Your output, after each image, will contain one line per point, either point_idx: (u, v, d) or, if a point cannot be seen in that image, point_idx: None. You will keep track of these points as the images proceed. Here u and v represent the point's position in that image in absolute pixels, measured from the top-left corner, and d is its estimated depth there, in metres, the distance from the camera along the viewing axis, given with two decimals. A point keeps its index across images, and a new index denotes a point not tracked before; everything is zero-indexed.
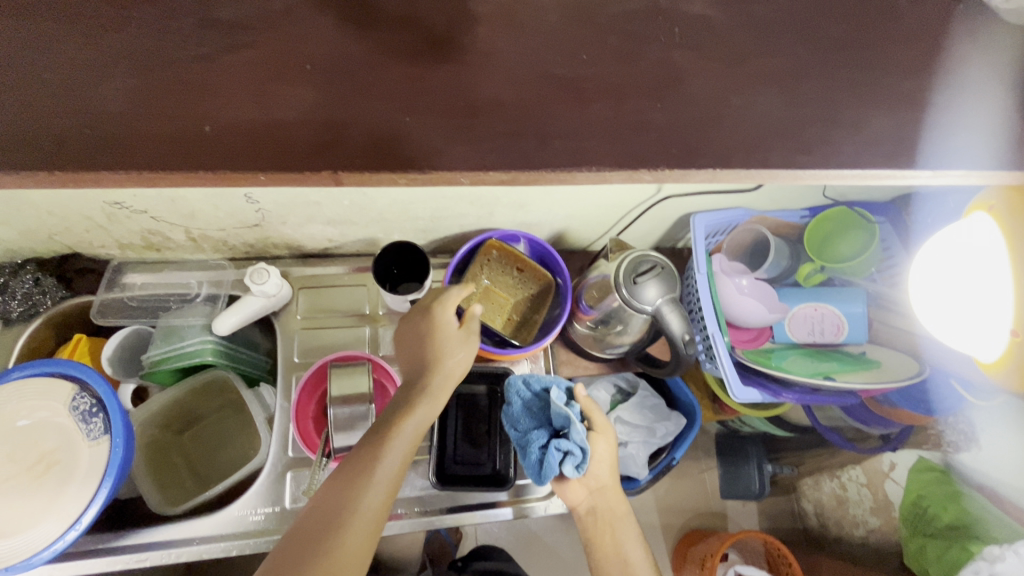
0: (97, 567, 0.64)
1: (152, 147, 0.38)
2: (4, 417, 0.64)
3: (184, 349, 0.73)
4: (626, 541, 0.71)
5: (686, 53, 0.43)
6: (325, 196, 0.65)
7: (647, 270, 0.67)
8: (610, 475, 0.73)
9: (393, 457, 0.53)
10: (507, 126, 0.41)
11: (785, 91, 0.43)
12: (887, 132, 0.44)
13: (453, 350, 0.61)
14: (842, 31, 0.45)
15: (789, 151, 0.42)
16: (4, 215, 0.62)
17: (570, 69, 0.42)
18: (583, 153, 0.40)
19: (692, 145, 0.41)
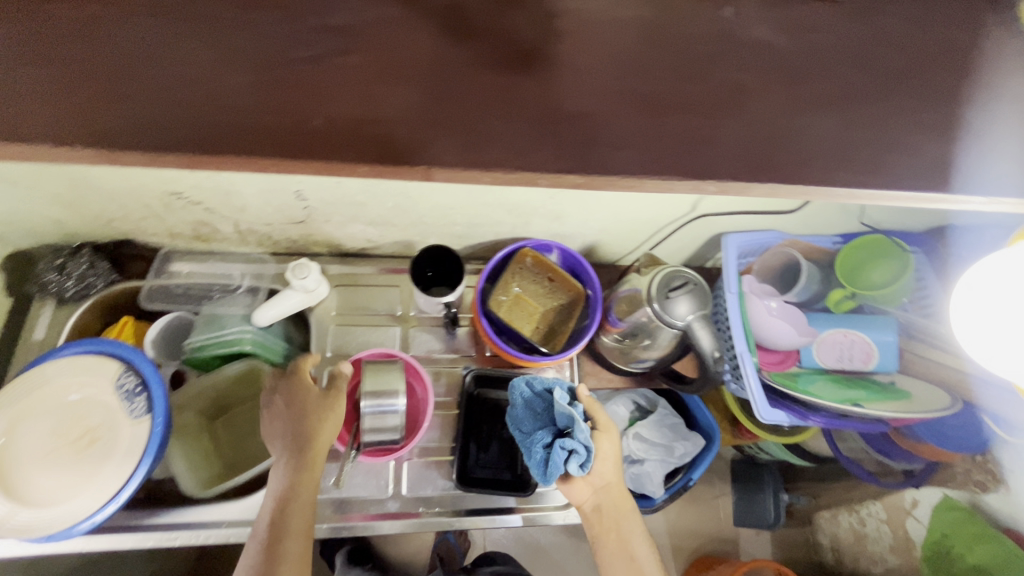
0: (131, 542, 0.67)
1: (221, 136, 0.40)
2: (57, 391, 0.67)
3: (224, 337, 0.76)
4: (631, 536, 0.73)
5: (740, 75, 0.45)
6: (370, 197, 0.68)
7: (679, 286, 0.68)
8: (614, 473, 0.74)
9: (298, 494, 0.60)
10: (561, 135, 0.42)
11: (834, 117, 0.44)
12: (933, 159, 0.44)
13: (324, 410, 0.64)
14: (893, 61, 0.46)
15: (837, 172, 0.43)
16: (71, 199, 0.66)
17: (625, 84, 0.43)
18: (634, 165, 0.42)
19: (743, 163, 0.42)
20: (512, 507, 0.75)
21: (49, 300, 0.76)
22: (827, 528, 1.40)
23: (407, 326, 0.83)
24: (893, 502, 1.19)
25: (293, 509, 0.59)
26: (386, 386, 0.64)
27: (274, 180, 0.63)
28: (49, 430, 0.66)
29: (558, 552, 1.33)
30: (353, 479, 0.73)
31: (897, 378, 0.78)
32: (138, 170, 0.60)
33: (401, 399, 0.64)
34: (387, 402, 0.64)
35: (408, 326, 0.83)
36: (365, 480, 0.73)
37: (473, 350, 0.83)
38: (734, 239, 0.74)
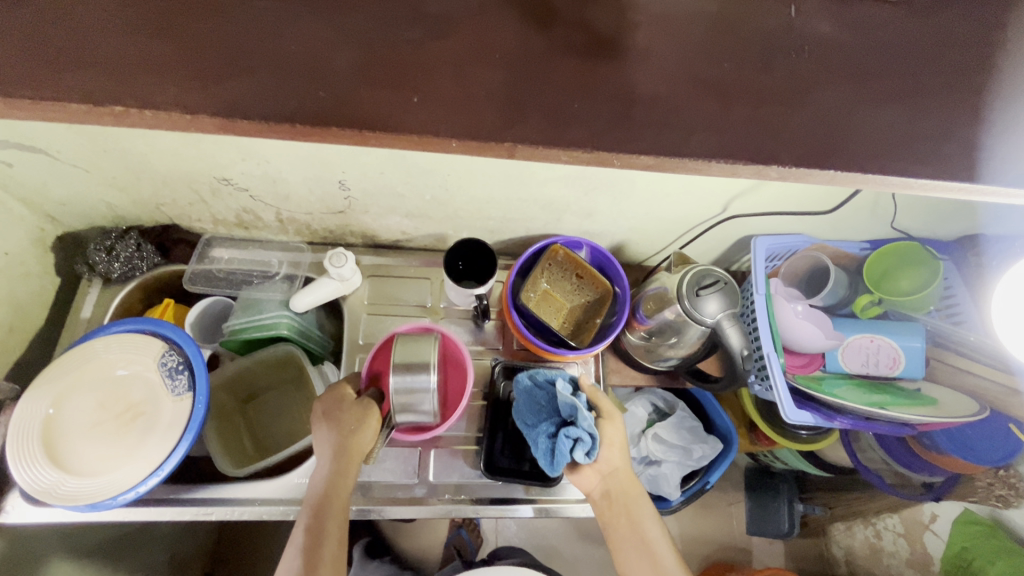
0: (169, 515, 0.69)
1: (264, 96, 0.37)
2: (106, 365, 0.70)
3: (262, 321, 0.78)
4: (643, 519, 0.72)
5: (804, 64, 0.43)
6: (410, 188, 0.70)
7: (709, 284, 0.69)
8: (622, 459, 0.73)
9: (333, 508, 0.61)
10: (626, 115, 0.40)
11: (896, 110, 0.43)
12: (1003, 153, 0.42)
13: (355, 421, 0.64)
14: (954, 50, 0.45)
15: (898, 164, 0.41)
16: (125, 182, 0.69)
17: (686, 67, 0.42)
18: (697, 144, 0.40)
19: (806, 146, 0.41)
20: (522, 498, 0.77)
21: (97, 280, 0.79)
22: (842, 540, 1.39)
23: (437, 318, 0.85)
24: (910, 515, 1.18)
25: (328, 520, 0.61)
26: (418, 359, 0.63)
27: (320, 169, 0.65)
28: (94, 404, 0.69)
29: (570, 552, 1.34)
30: (382, 463, 0.75)
31: (924, 385, 0.78)
32: (192, 156, 0.63)
33: (429, 376, 0.62)
34: (417, 377, 0.62)
35: (438, 318, 0.85)
36: (393, 465, 0.75)
37: (500, 343, 0.85)
38: (764, 240, 0.75)
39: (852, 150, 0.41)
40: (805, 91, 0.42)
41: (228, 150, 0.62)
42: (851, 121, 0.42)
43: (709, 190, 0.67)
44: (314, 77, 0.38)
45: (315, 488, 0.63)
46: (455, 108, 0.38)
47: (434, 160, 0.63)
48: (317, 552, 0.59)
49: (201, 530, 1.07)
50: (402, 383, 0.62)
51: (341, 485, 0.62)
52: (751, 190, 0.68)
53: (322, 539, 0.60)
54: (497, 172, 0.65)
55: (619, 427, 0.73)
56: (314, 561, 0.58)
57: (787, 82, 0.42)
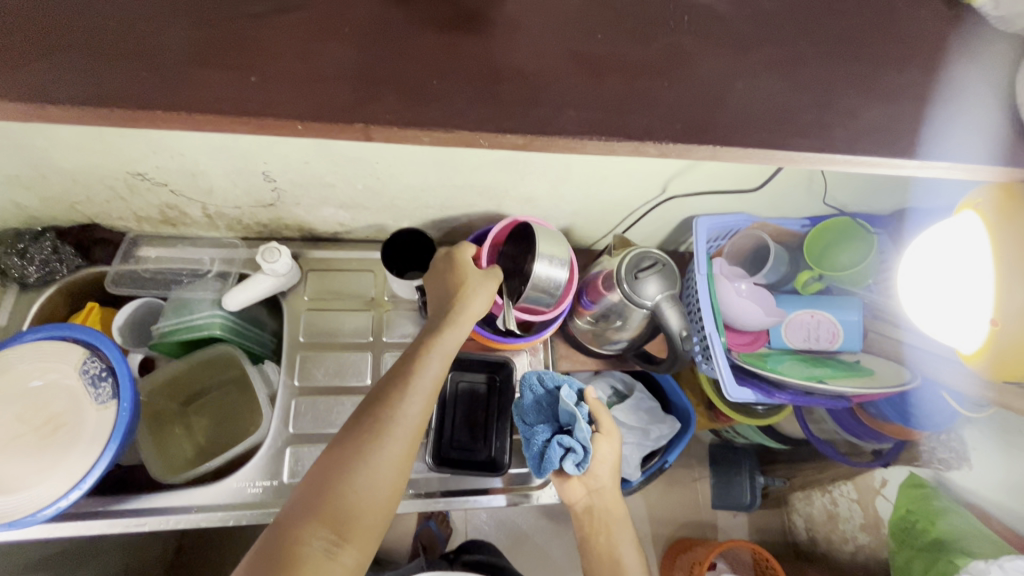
0: (99, 528, 0.66)
1: (139, 86, 0.35)
2: (19, 377, 0.66)
3: (193, 322, 0.74)
4: (619, 540, 0.75)
5: (714, 37, 0.42)
6: (340, 178, 0.67)
7: (648, 267, 0.69)
8: (610, 479, 0.75)
9: (433, 367, 0.57)
10: (527, 94, 0.38)
11: (808, 81, 0.42)
12: (909, 123, 0.42)
13: (469, 289, 0.62)
14: (863, 22, 0.44)
15: (810, 137, 0.40)
16: (30, 180, 0.64)
17: (593, 46, 0.40)
18: (603, 123, 0.38)
19: (716, 122, 0.40)
20: (497, 486, 0.76)
21: (11, 287, 0.74)
22: (802, 509, 1.44)
23: (382, 311, 0.83)
24: (863, 481, 1.22)
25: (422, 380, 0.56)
26: (552, 250, 0.66)
27: (240, 160, 0.62)
28: (11, 416, 0.65)
29: (539, 538, 1.35)
30: None
31: (862, 357, 0.80)
32: (98, 149, 0.59)
33: (565, 271, 0.66)
34: (556, 270, 0.66)
35: (383, 310, 0.83)
36: None
37: None
38: (704, 222, 0.75)
39: (768, 124, 0.40)
40: (721, 65, 0.41)
41: (136, 142, 0.58)
42: (767, 95, 0.41)
43: (646, 171, 0.67)
44: (196, 60, 0.35)
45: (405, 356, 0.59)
46: (353, 89, 0.36)
47: (359, 146, 0.60)
48: (401, 411, 0.54)
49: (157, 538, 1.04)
50: (546, 272, 0.65)
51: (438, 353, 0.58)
52: (687, 169, 0.67)
53: (407, 401, 0.54)
54: (426, 157, 0.63)
55: (613, 444, 0.74)
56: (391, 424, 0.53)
57: (701, 56, 0.41)
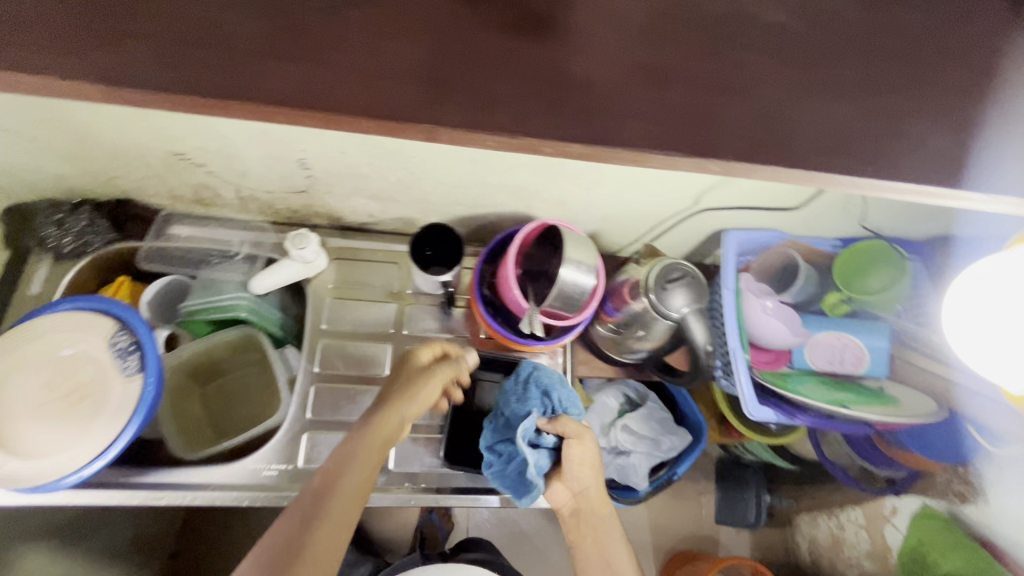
0: (118, 499, 0.66)
1: (197, 72, 0.35)
2: (51, 345, 0.67)
3: (222, 303, 0.77)
4: (608, 542, 0.75)
5: (768, 52, 0.42)
6: (373, 169, 0.68)
7: (677, 278, 0.68)
8: (592, 480, 0.73)
9: (359, 466, 0.61)
10: (576, 100, 0.38)
11: (860, 103, 0.41)
12: (964, 151, 0.41)
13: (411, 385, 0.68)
14: (920, 46, 0.43)
15: (859, 161, 0.40)
16: (73, 152, 0.65)
17: (645, 55, 0.40)
18: (651, 133, 0.38)
19: (767, 140, 0.39)
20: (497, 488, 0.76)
21: (47, 256, 0.76)
22: (806, 531, 1.41)
23: (405, 304, 0.84)
24: (873, 508, 1.17)
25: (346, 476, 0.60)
26: (581, 257, 0.66)
27: (278, 146, 0.63)
28: (41, 383, 0.66)
29: (540, 541, 1.35)
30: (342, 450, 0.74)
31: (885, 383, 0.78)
32: (140, 127, 0.60)
33: (593, 279, 0.67)
34: (583, 276, 0.66)
35: (405, 304, 0.84)
36: None
37: (468, 333, 0.83)
38: (734, 236, 0.74)
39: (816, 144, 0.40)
40: (774, 82, 0.41)
41: (178, 122, 0.59)
42: (821, 116, 0.40)
43: (681, 181, 0.66)
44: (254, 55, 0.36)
45: (348, 439, 0.64)
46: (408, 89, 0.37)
47: (396, 139, 0.60)
48: (323, 516, 0.57)
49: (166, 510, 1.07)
50: (572, 277, 0.66)
51: (378, 440, 0.64)
52: (724, 182, 0.66)
53: (335, 494, 0.59)
54: (462, 154, 0.63)
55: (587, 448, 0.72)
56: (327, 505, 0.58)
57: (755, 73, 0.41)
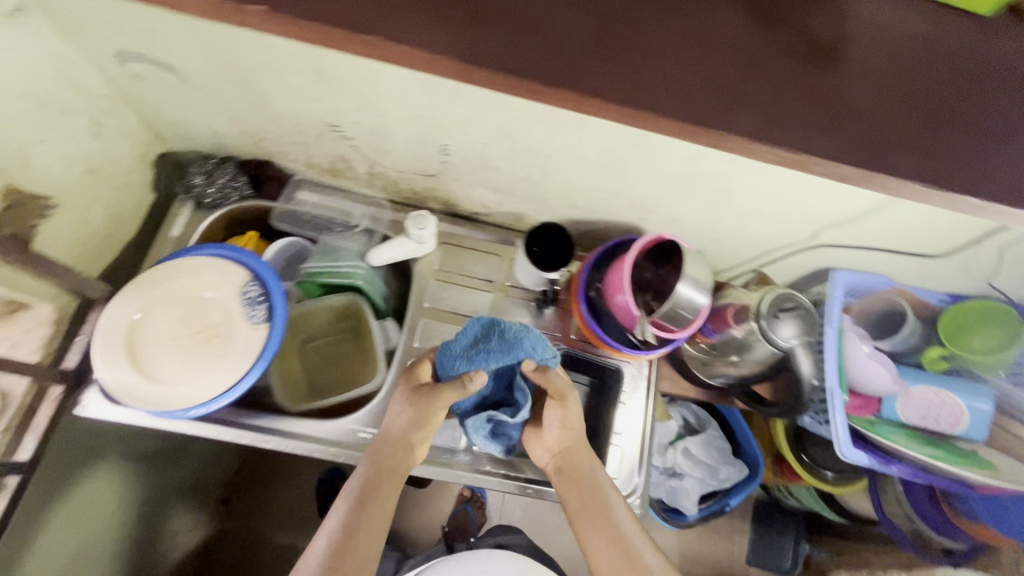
0: (229, 436, 0.71)
1: None
2: (195, 286, 0.73)
3: (338, 269, 0.80)
4: (607, 495, 0.70)
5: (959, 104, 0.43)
6: (507, 163, 0.71)
7: (790, 309, 0.69)
8: (574, 437, 0.73)
9: (373, 501, 0.65)
10: None
11: None
12: None
13: (402, 415, 0.70)
14: None
15: None
16: (240, 113, 0.71)
17: None
18: None
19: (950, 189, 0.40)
20: None
21: (189, 203, 0.82)
22: None
23: (501, 295, 0.87)
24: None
25: (363, 514, 0.64)
26: (699, 276, 0.68)
27: (428, 130, 0.67)
28: (175, 317, 0.71)
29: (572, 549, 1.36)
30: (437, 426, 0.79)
31: (980, 448, 0.77)
32: (310, 96, 0.64)
33: (706, 297, 0.68)
34: (699, 293, 0.68)
35: (502, 295, 0.87)
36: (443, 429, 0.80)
37: (557, 333, 0.85)
38: (844, 274, 0.74)
39: (988, 200, 0.42)
40: (960, 143, 0.44)
41: (346, 97, 0.63)
42: (980, 175, 0.44)
43: (808, 213, 0.67)
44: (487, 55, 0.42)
45: (356, 481, 0.66)
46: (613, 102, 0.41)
47: (542, 138, 0.63)
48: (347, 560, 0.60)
49: (224, 453, 1.20)
50: (690, 294, 0.67)
51: (385, 475, 0.67)
52: (853, 220, 0.67)
53: (356, 534, 0.62)
54: (601, 159, 0.65)
55: (567, 404, 0.71)
56: (350, 551, 0.61)
57: (932, 130, 0.44)
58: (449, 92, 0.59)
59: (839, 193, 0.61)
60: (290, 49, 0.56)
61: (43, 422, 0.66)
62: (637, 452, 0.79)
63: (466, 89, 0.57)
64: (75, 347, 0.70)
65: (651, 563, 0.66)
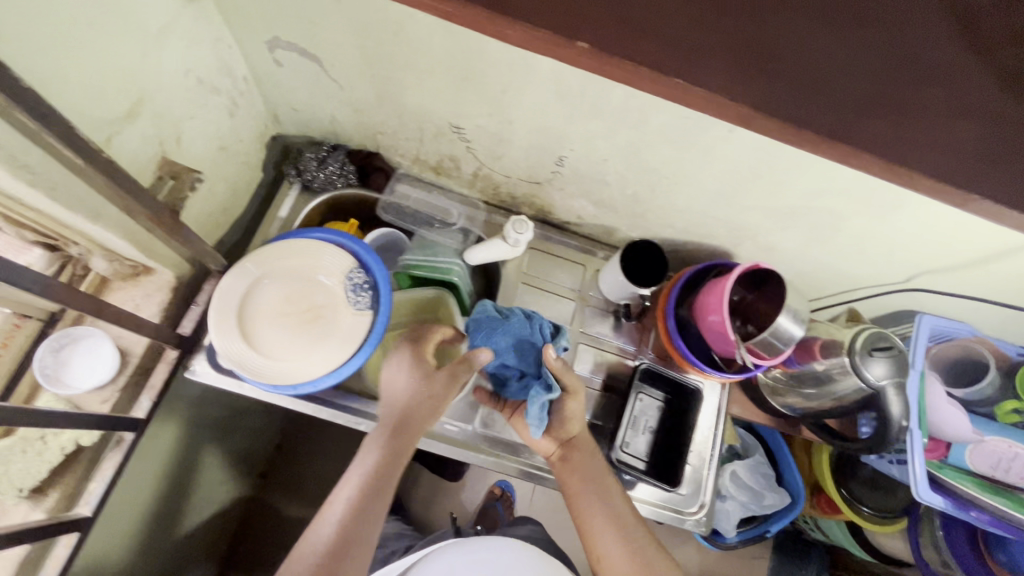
0: (327, 416, 0.75)
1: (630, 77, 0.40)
2: (308, 269, 0.75)
3: (436, 263, 0.83)
4: (606, 478, 0.73)
5: None
6: (617, 179, 0.73)
7: (882, 349, 0.70)
8: (578, 428, 0.76)
9: (379, 486, 0.64)
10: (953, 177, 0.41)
11: None
12: None
13: (410, 395, 0.68)
14: None
15: None
16: (365, 106, 0.74)
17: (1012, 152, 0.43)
18: None
19: None
20: (641, 495, 0.81)
21: (297, 186, 0.85)
22: None
23: (583, 304, 0.89)
24: None
25: (372, 499, 0.63)
26: (796, 308, 0.70)
27: (551, 142, 0.69)
28: (281, 295, 0.73)
29: None
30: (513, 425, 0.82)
31: None
32: (445, 98, 0.67)
33: (802, 329, 0.70)
34: (797, 325, 0.69)
35: (584, 305, 0.89)
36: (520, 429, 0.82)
37: (635, 348, 0.88)
38: (933, 317, 0.73)
39: None
40: None
41: (480, 102, 0.66)
42: None
43: (909, 256, 0.69)
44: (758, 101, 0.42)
45: (369, 463, 0.65)
46: (848, 146, 0.42)
47: (665, 158, 0.66)
48: (352, 546, 0.59)
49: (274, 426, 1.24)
50: (786, 325, 0.69)
51: (393, 459, 0.65)
52: (957, 267, 0.68)
53: (363, 520, 0.61)
54: (717, 183, 0.67)
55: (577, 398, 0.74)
56: (358, 534, 0.60)
57: None
58: (586, 109, 0.61)
59: (950, 241, 0.63)
60: (446, 55, 0.59)
61: (157, 382, 0.69)
62: (704, 469, 0.82)
63: (608, 107, 0.59)
64: (189, 315, 0.73)
65: (643, 540, 0.71)
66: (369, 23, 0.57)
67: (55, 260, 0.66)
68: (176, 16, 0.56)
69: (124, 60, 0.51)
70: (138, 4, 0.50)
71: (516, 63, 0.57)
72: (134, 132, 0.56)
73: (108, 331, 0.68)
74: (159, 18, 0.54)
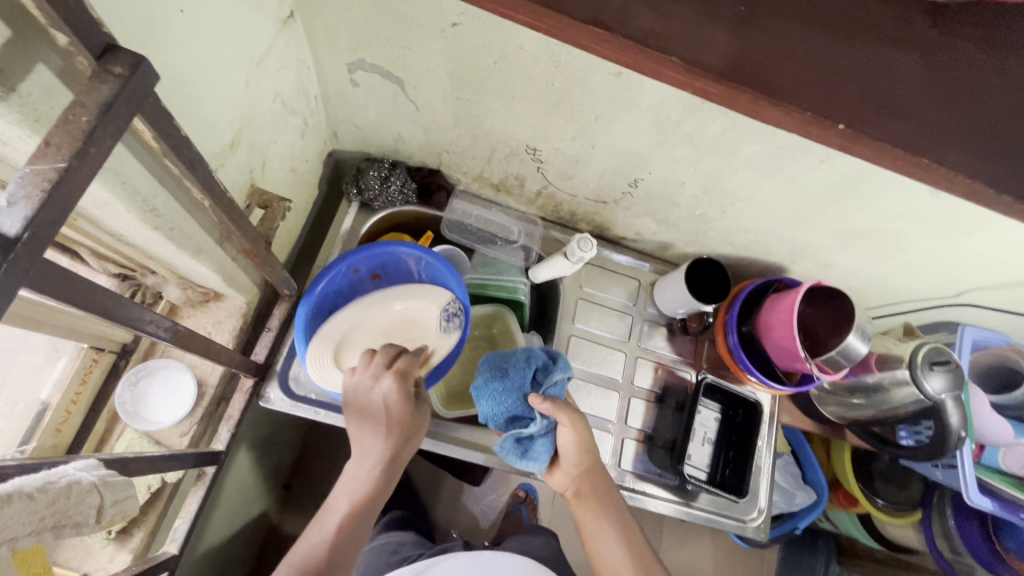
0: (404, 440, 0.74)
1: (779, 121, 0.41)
2: (386, 299, 0.68)
3: (502, 282, 0.84)
4: (620, 513, 0.71)
5: None
6: (688, 201, 0.74)
7: (940, 363, 0.74)
8: (590, 462, 0.71)
9: (365, 504, 0.60)
10: None
11: None
12: None
13: (403, 409, 0.63)
14: None
15: None
16: (435, 125, 0.72)
17: None
18: None
19: None
20: (704, 505, 0.82)
21: (355, 203, 0.82)
22: None
23: (640, 319, 0.91)
24: None
25: (362, 516, 0.60)
26: (860, 325, 0.73)
27: (631, 165, 0.70)
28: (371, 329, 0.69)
29: None
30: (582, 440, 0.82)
31: None
32: (529, 122, 0.66)
33: (866, 346, 0.73)
34: (862, 341, 0.72)
35: (640, 319, 0.91)
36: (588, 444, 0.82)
37: (690, 361, 0.90)
38: (974, 329, 0.79)
39: None
40: None
41: (565, 127, 0.66)
42: None
43: (966, 274, 0.73)
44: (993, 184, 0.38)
45: (359, 481, 0.61)
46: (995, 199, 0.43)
47: (745, 184, 0.67)
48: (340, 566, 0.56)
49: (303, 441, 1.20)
50: (854, 342, 0.72)
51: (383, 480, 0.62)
52: (1007, 286, 0.73)
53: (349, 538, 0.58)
54: (790, 207, 0.70)
55: (578, 428, 0.68)
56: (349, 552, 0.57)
57: None
58: (676, 136, 0.62)
59: (1010, 264, 0.68)
60: (543, 82, 0.58)
61: (234, 413, 0.67)
62: (760, 477, 0.86)
63: (702, 135, 0.60)
64: (261, 341, 0.71)
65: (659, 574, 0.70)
66: (469, 51, 0.56)
67: (127, 287, 0.63)
68: (274, 41, 0.54)
69: (233, 90, 0.50)
70: (248, 33, 0.49)
71: (616, 92, 0.57)
72: (233, 162, 0.54)
73: (181, 360, 0.66)
74: (262, 45, 0.52)
